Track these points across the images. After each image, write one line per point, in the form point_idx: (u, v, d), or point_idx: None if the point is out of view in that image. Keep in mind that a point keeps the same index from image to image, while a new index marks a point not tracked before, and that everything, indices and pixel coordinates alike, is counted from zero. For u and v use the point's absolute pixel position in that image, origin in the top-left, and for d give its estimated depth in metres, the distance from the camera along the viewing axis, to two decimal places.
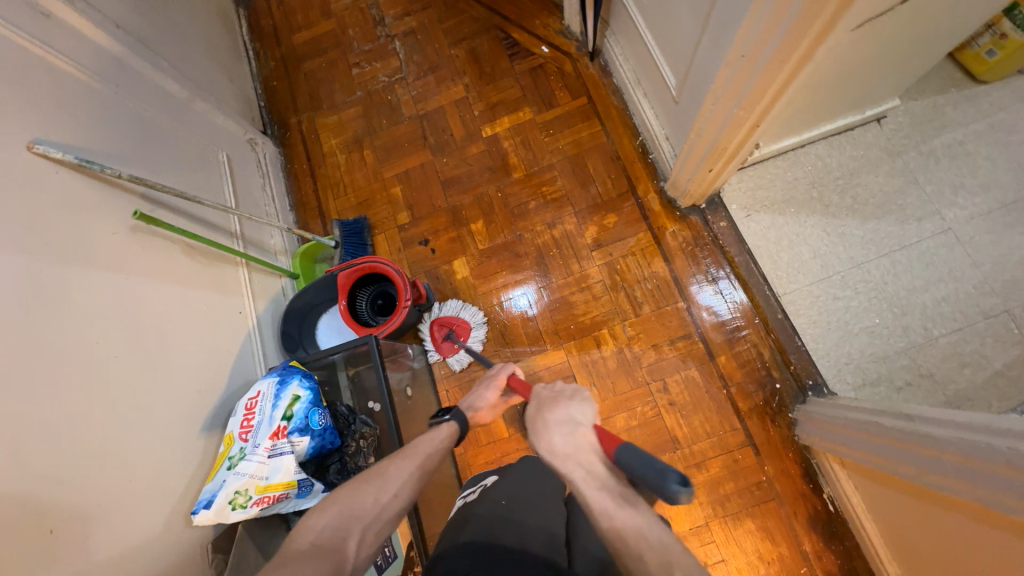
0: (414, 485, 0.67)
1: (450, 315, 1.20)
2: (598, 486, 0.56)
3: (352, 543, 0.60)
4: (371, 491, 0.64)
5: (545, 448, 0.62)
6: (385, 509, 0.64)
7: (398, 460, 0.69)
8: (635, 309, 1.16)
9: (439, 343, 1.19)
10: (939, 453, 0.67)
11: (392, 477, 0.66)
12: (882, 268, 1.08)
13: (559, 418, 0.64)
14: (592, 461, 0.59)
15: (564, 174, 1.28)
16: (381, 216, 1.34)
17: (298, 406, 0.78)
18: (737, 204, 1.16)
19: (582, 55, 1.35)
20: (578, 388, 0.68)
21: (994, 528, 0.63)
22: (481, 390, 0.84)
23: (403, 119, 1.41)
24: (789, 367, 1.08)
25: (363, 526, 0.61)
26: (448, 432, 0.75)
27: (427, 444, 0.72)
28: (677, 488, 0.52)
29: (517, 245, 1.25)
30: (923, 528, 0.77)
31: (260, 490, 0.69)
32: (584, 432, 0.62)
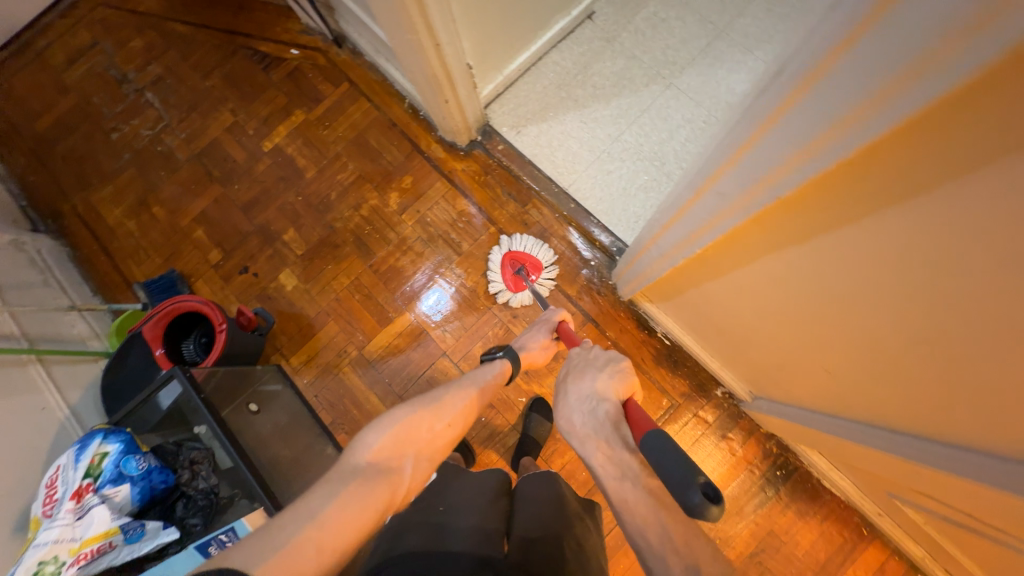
0: (465, 417, 0.67)
1: (523, 251, 1.18)
2: (618, 476, 0.58)
3: (410, 466, 0.58)
4: (431, 414, 0.63)
5: (566, 422, 0.67)
6: (440, 439, 0.63)
7: (458, 386, 0.69)
8: (457, 249, 1.23)
9: (510, 278, 1.17)
10: (664, 233, 0.78)
11: (451, 405, 0.65)
12: (635, 134, 1.24)
13: (588, 394, 0.69)
14: (615, 446, 0.61)
15: (353, 157, 1.32)
16: (192, 262, 1.30)
17: (107, 460, 0.75)
18: (505, 126, 1.28)
19: (331, 46, 1.40)
20: (615, 357, 0.74)
21: (731, 266, 0.73)
22: (536, 332, 0.91)
23: (182, 164, 1.37)
24: (596, 244, 1.21)
25: (424, 445, 0.60)
26: (497, 373, 0.78)
27: (481, 376, 0.75)
28: (703, 500, 0.51)
29: (333, 237, 1.28)
30: (714, 306, 0.89)
31: (74, 549, 0.66)
32: (608, 411, 0.66)
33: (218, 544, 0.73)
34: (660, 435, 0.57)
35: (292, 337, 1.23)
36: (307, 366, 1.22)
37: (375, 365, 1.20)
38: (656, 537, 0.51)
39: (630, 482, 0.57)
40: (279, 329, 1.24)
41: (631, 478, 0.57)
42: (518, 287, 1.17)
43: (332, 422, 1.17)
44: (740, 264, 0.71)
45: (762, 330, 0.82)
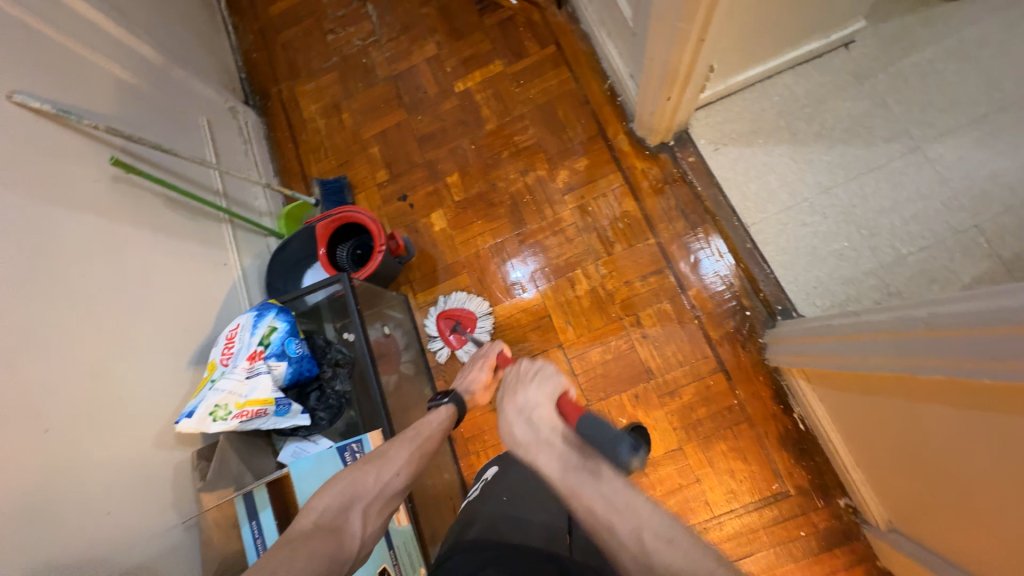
0: (414, 463, 0.67)
1: (455, 307, 1.21)
2: (563, 469, 0.54)
3: (356, 521, 0.60)
4: (372, 467, 0.64)
5: (508, 436, 0.60)
6: (387, 487, 0.64)
7: (401, 441, 0.68)
8: (608, 249, 1.19)
9: (446, 336, 1.19)
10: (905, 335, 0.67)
11: (396, 453, 0.66)
12: (851, 191, 1.08)
13: (521, 401, 0.62)
14: (558, 441, 0.57)
15: (535, 123, 1.30)
16: (360, 175, 1.38)
17: (275, 335, 0.83)
18: (705, 139, 1.18)
19: (550, 4, 1.36)
20: (542, 364, 0.67)
21: (958, 405, 0.62)
22: (473, 372, 0.86)
23: (378, 81, 1.44)
24: (759, 294, 1.10)
25: (363, 505, 0.61)
26: (445, 415, 0.75)
27: (425, 422, 0.73)
28: (629, 458, 0.57)
29: (492, 195, 1.29)
30: (892, 426, 0.78)
31: (240, 405, 0.75)
32: (545, 411, 0.61)
33: (352, 453, 0.76)
34: (587, 423, 0.59)
35: (424, 275, 1.28)
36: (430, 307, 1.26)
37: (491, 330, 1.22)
38: (612, 521, 0.50)
39: (576, 473, 0.53)
40: (415, 264, 1.30)
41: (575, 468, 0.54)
42: (460, 344, 1.19)
43: (435, 366, 1.22)
44: (974, 409, 0.60)
45: (943, 479, 0.71)
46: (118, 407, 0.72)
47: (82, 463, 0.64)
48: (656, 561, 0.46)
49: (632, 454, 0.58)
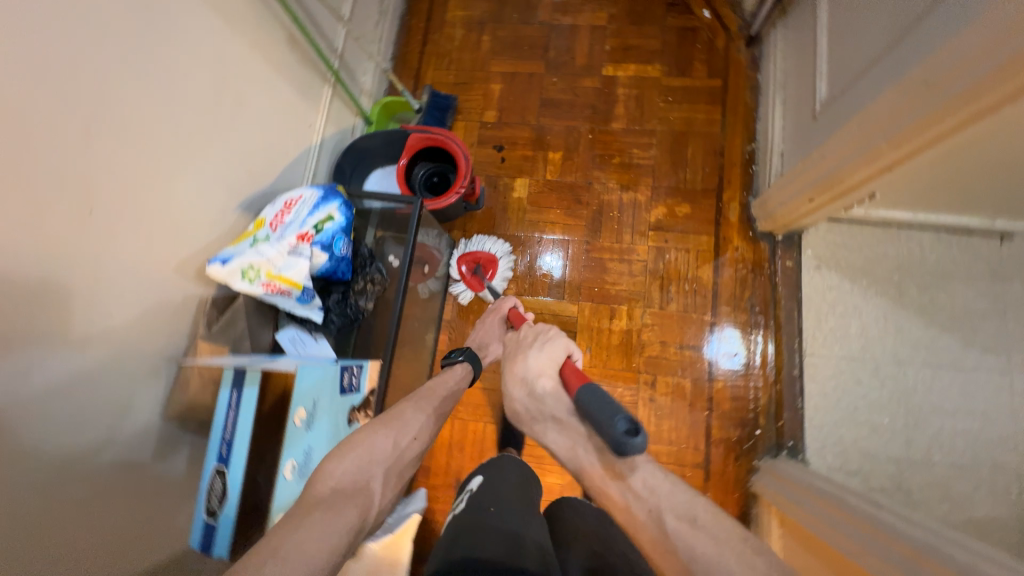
0: (427, 426, 0.72)
1: (475, 249, 1.20)
2: (569, 444, 0.67)
3: (376, 484, 0.60)
4: (388, 432, 0.66)
5: (517, 406, 0.77)
6: (404, 451, 0.67)
7: (417, 405, 0.73)
8: (662, 302, 1.15)
9: (467, 279, 1.19)
10: (898, 545, 0.64)
11: (410, 420, 0.70)
12: (922, 378, 1.02)
13: (526, 374, 0.76)
14: (561, 414, 0.70)
15: (661, 145, 1.22)
16: (470, 104, 1.31)
17: (329, 225, 0.80)
18: (813, 252, 1.11)
19: (741, 37, 1.27)
20: (543, 338, 0.80)
21: None
22: (490, 325, 1.03)
23: (534, 22, 1.35)
24: (777, 420, 1.07)
25: (385, 471, 0.62)
26: (458, 373, 0.86)
27: (439, 385, 0.81)
28: (626, 439, 0.55)
29: (582, 192, 1.23)
30: None
31: (270, 276, 0.73)
32: (546, 385, 0.73)
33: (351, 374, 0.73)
34: (584, 403, 0.63)
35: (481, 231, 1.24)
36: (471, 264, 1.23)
37: None
38: (625, 497, 0.58)
39: (581, 447, 0.65)
40: (477, 216, 1.25)
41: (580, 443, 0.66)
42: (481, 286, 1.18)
43: (447, 321, 1.21)
44: None
45: None
46: (161, 219, 0.70)
47: (103, 256, 0.62)
48: (680, 544, 0.51)
49: (631, 436, 0.55)
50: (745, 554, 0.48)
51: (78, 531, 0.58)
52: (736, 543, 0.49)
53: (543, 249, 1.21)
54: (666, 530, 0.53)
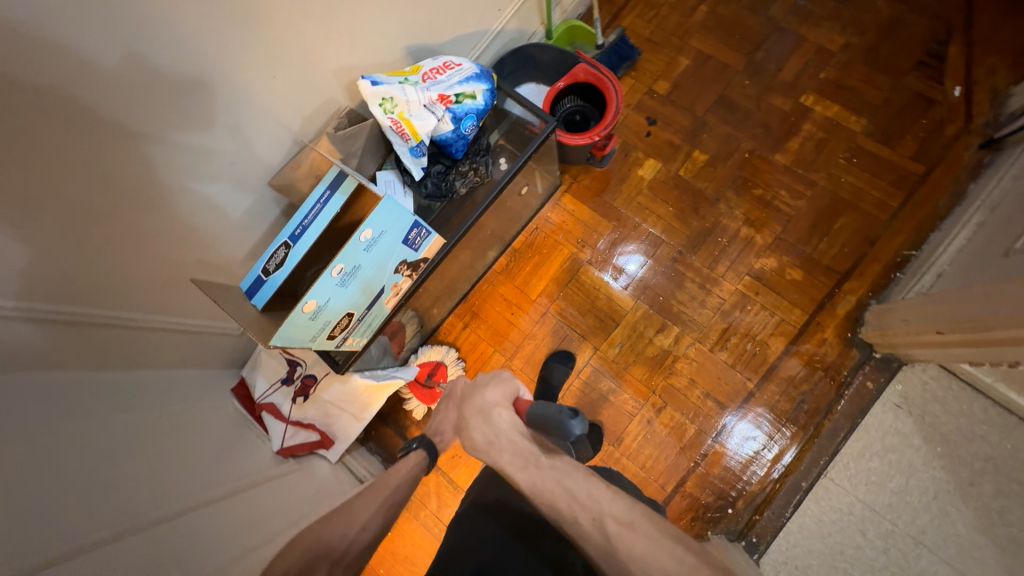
0: (379, 515, 0.74)
1: (423, 365, 1.17)
2: (520, 464, 0.66)
3: (324, 570, 0.62)
4: (339, 526, 0.69)
5: (473, 435, 0.75)
6: (354, 541, 0.68)
7: (361, 495, 0.77)
8: (715, 346, 1.10)
9: (417, 393, 1.14)
10: None
11: (357, 512, 0.73)
12: (932, 571, 0.90)
13: (483, 404, 0.79)
14: (514, 436, 0.71)
15: (812, 201, 1.11)
16: (649, 65, 1.25)
17: (468, 102, 0.84)
18: (902, 389, 0.99)
19: (980, 134, 1.07)
20: (497, 372, 0.85)
21: None
22: (446, 411, 0.97)
23: (762, 15, 1.22)
24: (754, 513, 1.01)
25: (331, 565, 0.64)
26: (414, 459, 0.89)
27: (394, 474, 0.85)
28: (571, 422, 0.66)
29: (704, 205, 1.16)
30: None
31: (400, 116, 0.79)
32: (501, 414, 0.76)
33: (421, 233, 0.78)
34: (530, 411, 0.71)
35: (588, 189, 1.23)
36: (563, 212, 1.23)
37: (574, 278, 1.20)
38: (574, 508, 0.59)
39: (532, 468, 0.65)
40: (593, 174, 1.23)
41: (531, 462, 0.66)
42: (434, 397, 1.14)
43: (513, 249, 1.24)
44: None
45: None
46: (345, 22, 0.78)
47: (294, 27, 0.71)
48: (620, 547, 0.55)
49: (572, 418, 0.65)
50: (676, 551, 0.54)
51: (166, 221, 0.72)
52: (671, 544, 0.55)
53: (632, 251, 1.18)
54: (610, 535, 0.56)
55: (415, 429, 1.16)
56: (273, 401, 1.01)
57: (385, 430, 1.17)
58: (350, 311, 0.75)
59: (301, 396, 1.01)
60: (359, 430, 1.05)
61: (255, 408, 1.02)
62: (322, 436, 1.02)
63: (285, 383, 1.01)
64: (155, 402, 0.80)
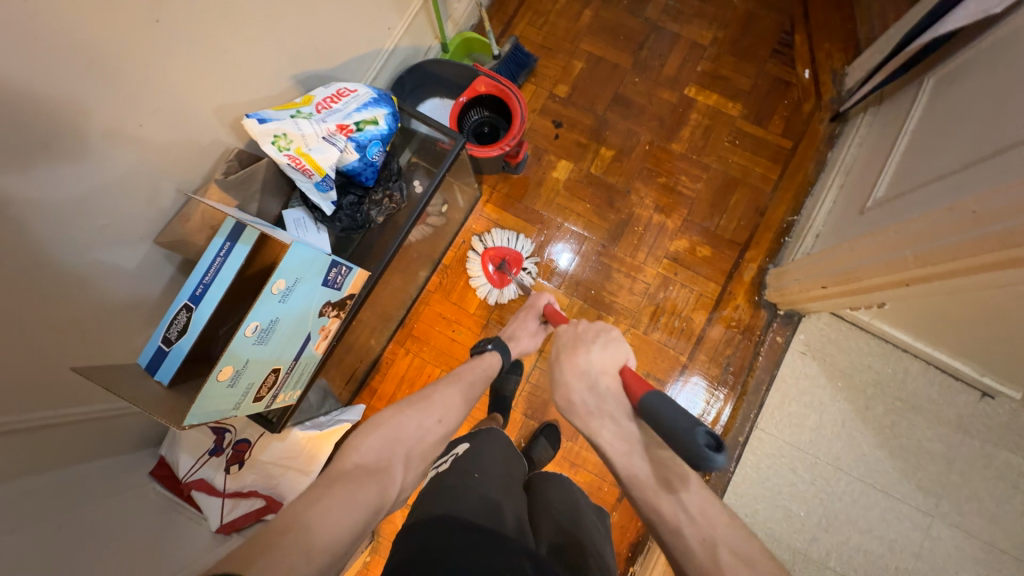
0: (454, 413, 0.77)
1: (502, 244, 1.20)
2: (623, 450, 0.67)
3: (395, 464, 0.66)
4: (416, 416, 0.72)
5: (573, 397, 0.73)
6: (427, 433, 0.72)
7: (441, 390, 0.79)
8: (648, 328, 1.17)
9: (491, 274, 1.19)
10: None
11: (436, 404, 0.76)
12: (850, 489, 1.04)
13: (586, 367, 0.74)
14: (619, 420, 0.68)
15: (709, 182, 1.22)
16: (547, 69, 1.29)
17: (370, 128, 0.81)
18: (805, 338, 1.13)
19: (829, 109, 1.24)
20: (607, 330, 0.78)
21: None
22: (526, 320, 0.97)
23: (640, 16, 1.31)
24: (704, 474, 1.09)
25: (407, 452, 0.68)
26: (487, 364, 0.88)
27: (467, 372, 0.85)
28: (709, 449, 0.53)
29: (617, 198, 1.23)
30: None
31: (298, 152, 0.74)
32: (610, 386, 0.71)
33: (339, 271, 0.74)
34: (652, 407, 0.61)
35: (509, 195, 1.25)
36: (487, 221, 1.24)
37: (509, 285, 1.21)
38: (678, 517, 0.59)
39: (638, 457, 0.65)
40: (511, 180, 1.25)
41: (637, 453, 0.66)
42: (504, 283, 1.19)
43: (444, 266, 1.23)
44: None
45: None
46: (218, 59, 0.72)
47: (156, 70, 0.64)
48: None
49: (714, 451, 0.53)
50: None
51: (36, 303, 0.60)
52: None
53: (560, 249, 1.22)
54: (721, 563, 0.54)
55: None
56: (201, 477, 0.90)
57: None
58: (275, 368, 0.70)
59: (236, 463, 0.92)
60: (310, 483, 0.96)
61: (182, 489, 0.92)
62: (268, 499, 0.92)
63: (213, 454, 0.92)
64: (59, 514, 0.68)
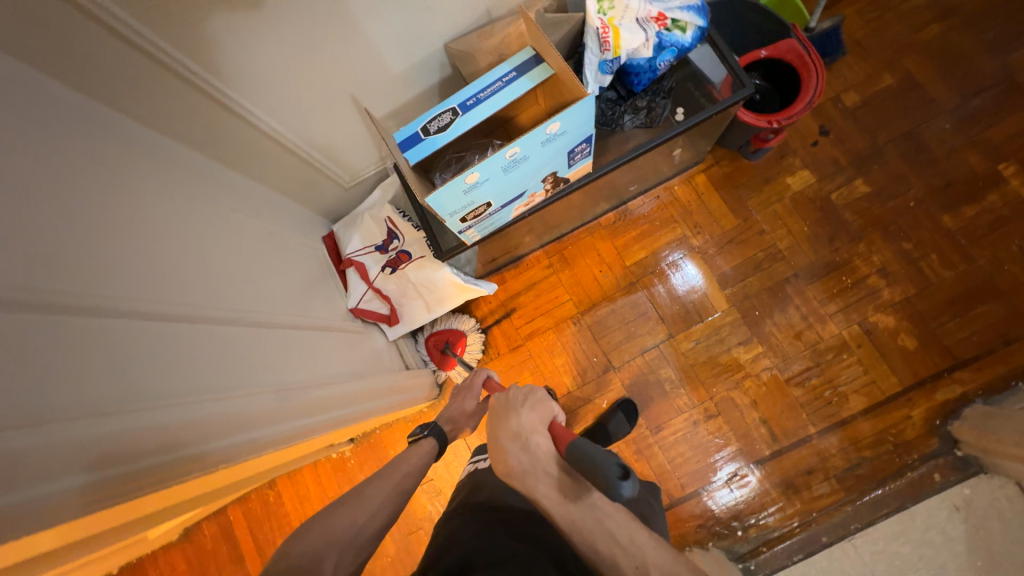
0: (390, 503, 0.65)
1: (443, 327, 1.17)
2: (560, 502, 0.52)
3: (328, 567, 0.52)
4: (348, 509, 0.60)
5: (503, 467, 0.56)
6: (363, 530, 0.59)
7: (374, 482, 0.66)
8: (790, 379, 1.05)
9: (436, 355, 1.17)
10: None
11: (372, 493, 0.64)
12: None
13: (516, 427, 0.57)
14: (553, 472, 0.54)
15: (960, 277, 1.02)
16: (847, 70, 1.12)
17: (679, 34, 0.77)
18: (968, 493, 0.94)
19: None
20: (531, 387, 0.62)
21: None
22: (468, 402, 0.91)
23: (1001, 58, 1.07)
24: (762, 544, 1.01)
25: (341, 550, 0.55)
26: (425, 448, 0.78)
27: (407, 459, 0.73)
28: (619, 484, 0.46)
29: (842, 237, 1.07)
30: None
31: (611, 22, 0.73)
32: (541, 441, 0.56)
33: (579, 153, 0.72)
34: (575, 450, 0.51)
35: (726, 177, 1.15)
36: (690, 190, 1.16)
37: (675, 261, 1.14)
38: (614, 555, 0.49)
39: (574, 503, 0.52)
40: (738, 163, 1.15)
41: (573, 499, 0.52)
42: (453, 364, 1.16)
43: (626, 210, 1.19)
44: None
45: None
46: None
47: None
48: None
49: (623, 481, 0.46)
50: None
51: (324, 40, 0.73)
52: None
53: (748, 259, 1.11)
54: None
55: None
56: (362, 261, 1.00)
57: None
58: (488, 203, 0.72)
59: (389, 268, 1.00)
60: (426, 320, 1.06)
61: (342, 261, 1.03)
62: (392, 312, 1.03)
63: (378, 250, 1.00)
64: (258, 219, 0.86)
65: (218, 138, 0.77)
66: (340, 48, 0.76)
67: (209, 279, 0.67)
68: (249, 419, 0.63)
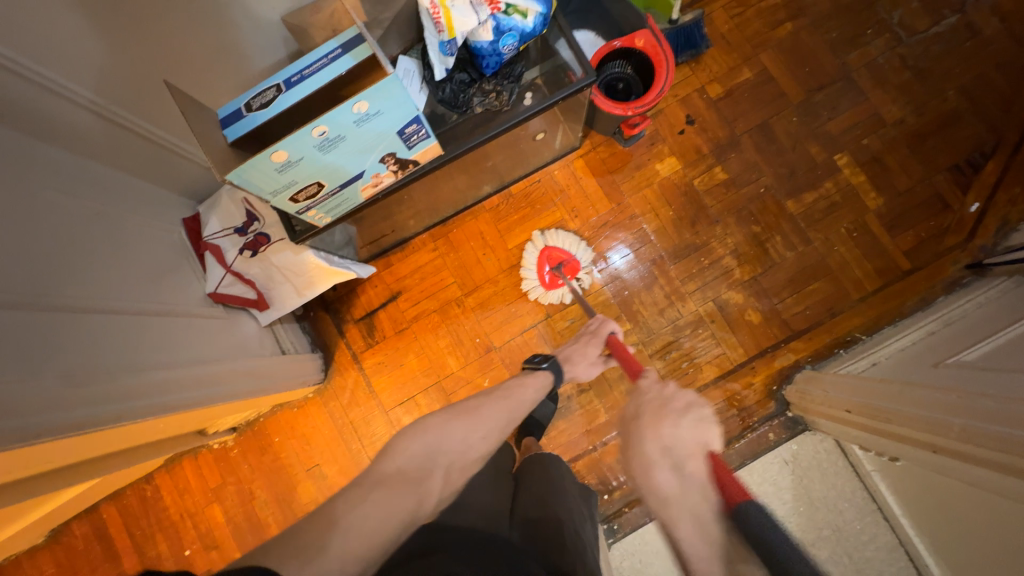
0: (500, 427, 0.78)
1: (562, 248, 1.15)
2: (704, 557, 0.49)
3: (439, 475, 0.69)
4: (463, 427, 0.75)
5: (650, 482, 0.56)
6: (473, 447, 0.75)
7: (490, 405, 0.80)
8: (655, 353, 1.13)
9: (543, 273, 1.15)
10: None
11: (481, 418, 0.78)
12: None
13: (672, 445, 0.58)
14: (704, 517, 0.51)
15: (799, 256, 1.12)
16: (710, 62, 1.19)
17: (516, 20, 0.78)
18: (795, 449, 1.06)
19: (971, 255, 1.08)
20: (695, 410, 0.62)
21: None
22: (590, 347, 0.95)
23: (839, 57, 1.17)
24: (626, 505, 1.09)
25: (451, 461, 0.71)
26: (542, 381, 0.89)
27: (518, 389, 0.85)
28: None
29: (702, 221, 1.15)
30: None
31: (441, 3, 0.73)
32: (697, 471, 0.55)
33: (411, 135, 0.73)
34: (758, 516, 0.46)
35: (602, 162, 1.19)
36: (570, 175, 1.20)
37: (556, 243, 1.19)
38: None
39: (716, 566, 0.48)
40: (612, 149, 1.20)
41: (722, 561, 0.48)
42: (553, 286, 1.15)
43: (509, 193, 1.21)
44: None
45: None
46: None
47: None
48: None
49: None
50: None
51: (138, 6, 0.67)
52: None
53: (620, 241, 1.17)
54: None
55: (351, 325, 1.21)
56: (220, 244, 0.97)
57: (323, 316, 1.22)
58: (318, 182, 0.71)
59: (249, 251, 0.97)
60: (298, 304, 1.03)
61: (199, 245, 0.98)
62: (259, 297, 1.00)
63: (237, 233, 0.97)
64: (86, 198, 0.78)
65: (22, 114, 0.68)
66: (157, 14, 0.70)
67: (0, 261, 0.61)
68: (21, 406, 0.58)
